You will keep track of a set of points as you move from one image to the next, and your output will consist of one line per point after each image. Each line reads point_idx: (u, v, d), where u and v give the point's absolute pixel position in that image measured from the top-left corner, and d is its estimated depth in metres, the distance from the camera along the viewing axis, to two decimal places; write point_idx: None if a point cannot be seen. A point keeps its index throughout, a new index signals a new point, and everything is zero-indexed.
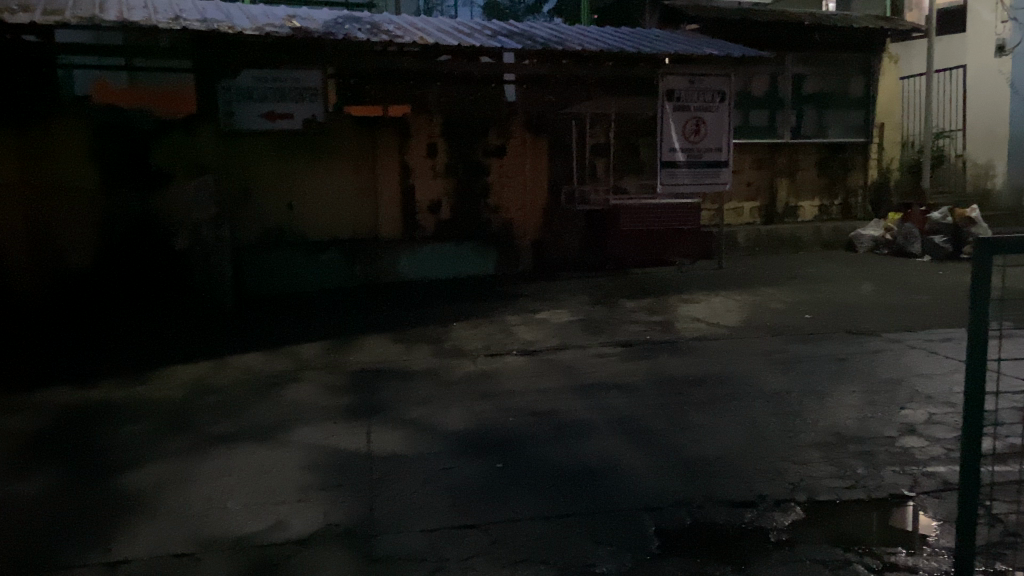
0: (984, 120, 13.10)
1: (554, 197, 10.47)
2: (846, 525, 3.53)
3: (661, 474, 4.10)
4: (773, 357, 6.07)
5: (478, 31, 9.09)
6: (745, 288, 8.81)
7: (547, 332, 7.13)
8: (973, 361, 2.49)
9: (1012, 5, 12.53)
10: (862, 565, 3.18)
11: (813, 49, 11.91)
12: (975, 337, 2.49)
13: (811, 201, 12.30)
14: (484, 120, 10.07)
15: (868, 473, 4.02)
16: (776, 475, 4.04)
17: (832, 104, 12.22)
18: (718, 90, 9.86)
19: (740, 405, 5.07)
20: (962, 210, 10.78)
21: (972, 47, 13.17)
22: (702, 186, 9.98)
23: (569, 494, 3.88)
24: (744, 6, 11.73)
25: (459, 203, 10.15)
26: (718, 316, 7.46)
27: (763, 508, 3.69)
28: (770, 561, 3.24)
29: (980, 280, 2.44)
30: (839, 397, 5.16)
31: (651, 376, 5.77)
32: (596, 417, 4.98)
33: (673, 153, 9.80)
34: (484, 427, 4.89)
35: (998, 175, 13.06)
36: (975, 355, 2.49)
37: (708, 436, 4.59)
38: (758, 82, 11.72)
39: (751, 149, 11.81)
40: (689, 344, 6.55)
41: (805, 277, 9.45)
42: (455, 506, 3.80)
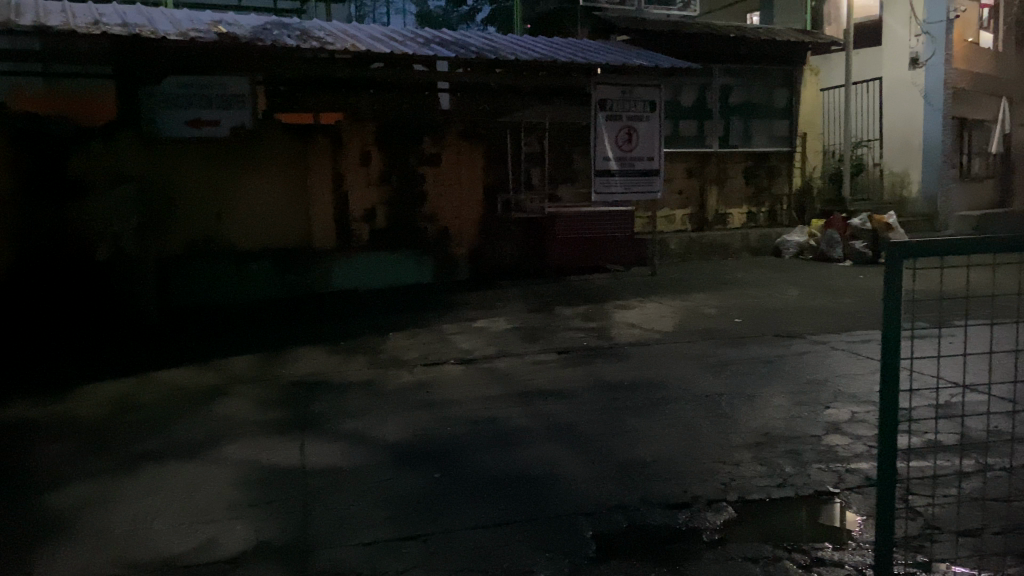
0: (900, 131, 13.69)
1: (490, 205, 10.56)
2: (776, 523, 3.62)
3: (597, 478, 4.14)
4: (705, 361, 6.23)
5: (411, 39, 9.07)
6: (678, 294, 8.97)
7: (485, 340, 7.13)
8: (884, 357, 2.60)
9: (925, 19, 13.17)
10: (790, 562, 3.26)
11: (739, 62, 12.31)
12: (890, 339, 2.58)
13: (740, 209, 12.62)
14: (419, 128, 10.05)
15: (795, 472, 4.15)
16: (708, 476, 4.13)
17: (758, 115, 12.63)
18: (649, 101, 10.08)
19: (673, 408, 5.18)
20: (881, 217, 11.33)
21: (888, 60, 13.75)
22: (635, 194, 10.14)
23: (507, 502, 3.89)
24: (671, 19, 12.05)
25: (394, 212, 10.08)
26: (651, 322, 7.59)
27: (697, 508, 3.77)
28: (702, 561, 3.29)
29: (892, 280, 2.54)
30: (768, 397, 5.32)
31: (589, 382, 5.82)
32: (534, 424, 5.01)
33: (607, 161, 9.91)
34: (421, 438, 4.85)
35: (913, 184, 13.64)
36: (888, 351, 2.59)
37: (643, 440, 4.66)
38: (687, 93, 12.05)
39: (682, 158, 12.08)
40: (626, 350, 6.63)
41: (736, 283, 9.67)
42: (393, 518, 3.75)
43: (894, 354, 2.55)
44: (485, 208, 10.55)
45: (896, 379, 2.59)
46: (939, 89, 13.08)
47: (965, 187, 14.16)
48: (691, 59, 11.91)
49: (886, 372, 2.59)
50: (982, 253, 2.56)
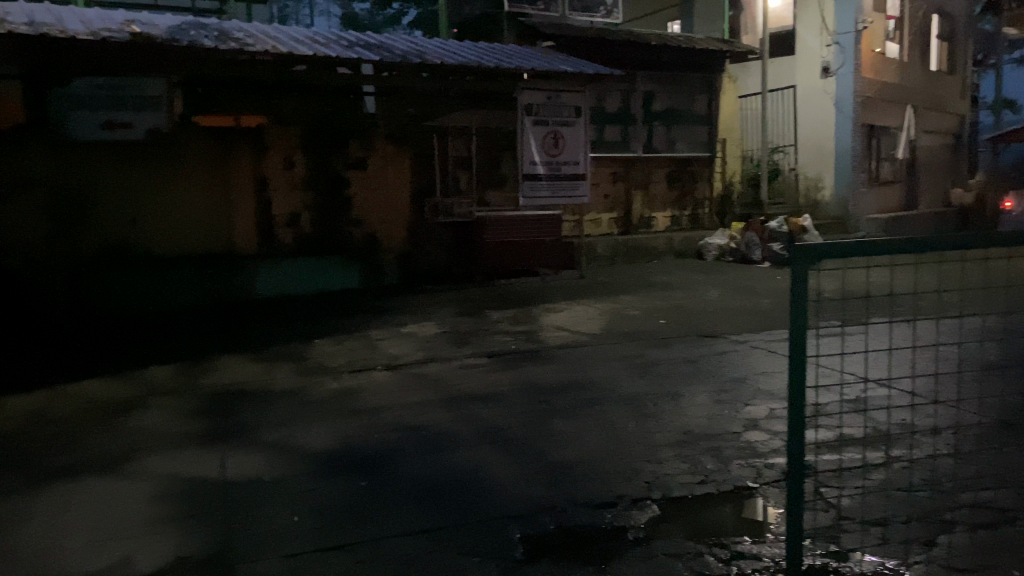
0: (814, 138, 14.27)
1: (417, 210, 10.49)
2: (701, 519, 3.71)
3: (525, 481, 4.18)
4: (632, 362, 6.33)
5: (335, 42, 8.95)
6: (605, 296, 9.10)
7: (413, 346, 7.08)
8: (791, 355, 2.68)
9: (836, 30, 13.72)
10: (711, 556, 3.35)
11: (661, 69, 12.59)
12: (797, 340, 2.67)
13: (664, 213, 12.94)
14: (344, 132, 9.93)
15: (716, 468, 4.27)
16: (633, 475, 4.20)
17: (679, 120, 12.93)
18: (574, 106, 10.21)
19: (601, 409, 5.25)
20: (796, 220, 11.87)
21: (802, 69, 14.29)
22: (562, 198, 10.22)
23: (438, 507, 3.88)
24: (596, 26, 12.24)
25: (320, 217, 9.94)
26: (579, 324, 7.68)
27: (622, 507, 3.84)
28: (627, 558, 3.35)
29: (798, 280, 2.62)
30: (691, 397, 5.44)
31: (517, 385, 5.85)
32: (462, 428, 5.00)
33: (534, 166, 10.00)
34: (347, 446, 4.78)
35: (825, 189, 14.23)
36: (793, 350, 2.68)
37: (568, 440, 4.73)
38: (611, 99, 12.26)
39: (608, 162, 12.29)
40: (554, 353, 6.68)
41: (661, 285, 9.87)
42: (318, 529, 3.69)
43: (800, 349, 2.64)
44: (413, 213, 10.47)
45: (803, 377, 2.68)
46: (849, 98, 13.70)
47: (874, 192, 14.82)
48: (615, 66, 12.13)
49: (794, 368, 2.67)
50: (884, 255, 2.65)
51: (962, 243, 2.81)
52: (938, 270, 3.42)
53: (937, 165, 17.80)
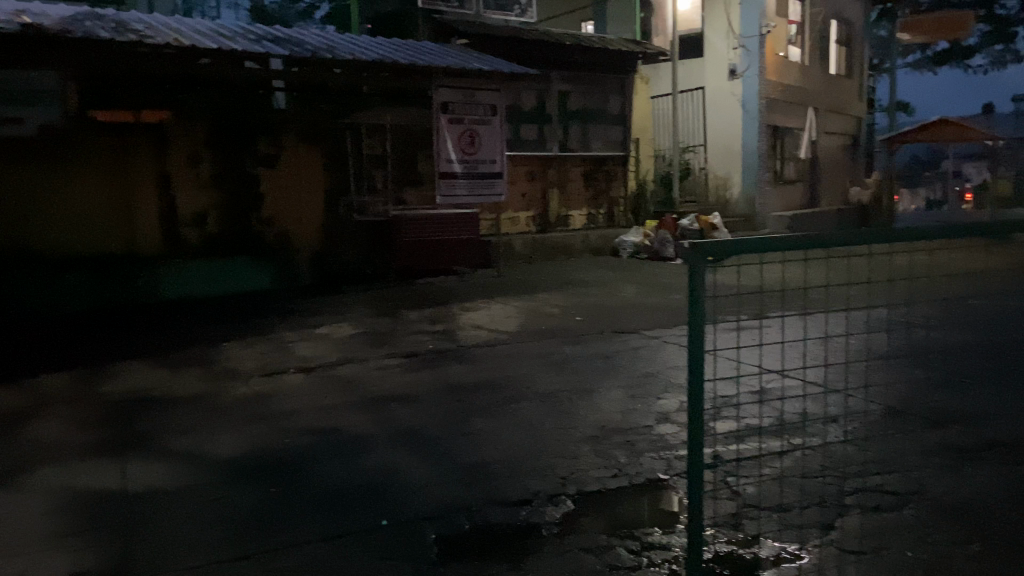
0: (722, 138, 14.72)
1: (331, 209, 10.25)
2: (617, 512, 3.76)
3: (442, 480, 4.15)
4: (548, 359, 6.38)
5: (241, 35, 8.69)
6: (522, 294, 9.15)
7: (327, 347, 6.93)
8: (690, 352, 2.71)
9: (741, 34, 14.18)
10: (623, 548, 3.40)
11: (576, 69, 12.77)
12: (694, 344, 2.67)
13: (580, 211, 13.11)
14: (253, 128, 9.64)
15: (629, 461, 4.35)
16: (548, 471, 4.23)
17: (594, 120, 13.12)
18: (489, 104, 10.23)
19: (516, 408, 5.26)
20: (707, 218, 12.23)
21: (710, 72, 14.72)
22: (478, 197, 10.20)
23: (351, 512, 3.81)
24: (510, 25, 12.32)
25: (229, 216, 9.61)
26: (496, 322, 7.70)
27: (537, 503, 3.86)
28: (542, 554, 3.36)
29: (695, 276, 2.60)
30: (605, 393, 5.52)
31: (434, 385, 5.80)
32: (377, 430, 4.93)
33: (450, 164, 9.96)
34: (259, 452, 4.64)
35: (733, 186, 14.78)
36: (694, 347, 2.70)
37: (485, 438, 4.73)
38: (527, 98, 12.33)
39: (525, 161, 12.35)
40: (470, 352, 6.66)
41: (578, 282, 9.99)
42: (225, 538, 3.57)
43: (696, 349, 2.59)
44: (326, 212, 10.22)
45: (701, 372, 2.67)
46: (755, 99, 14.17)
47: (779, 190, 15.43)
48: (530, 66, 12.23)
49: (693, 363, 2.64)
50: (783, 251, 2.70)
51: (866, 239, 2.85)
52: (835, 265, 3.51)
53: (838, 166, 18.66)
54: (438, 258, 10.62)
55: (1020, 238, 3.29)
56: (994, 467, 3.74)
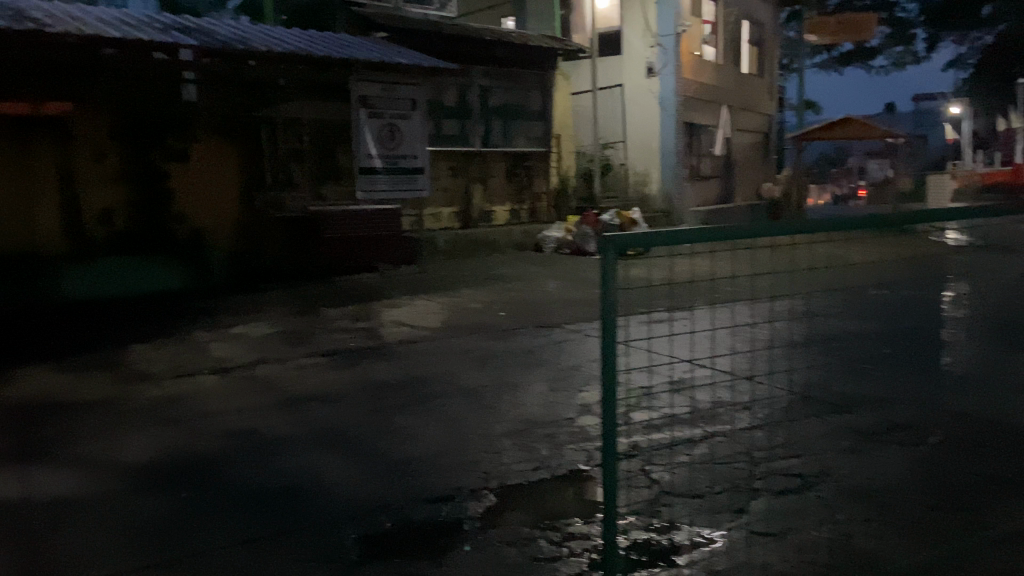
0: (641, 134, 14.96)
1: (247, 204, 10.03)
2: (542, 505, 3.78)
3: (362, 480, 4.09)
4: (472, 354, 6.38)
5: (148, 25, 8.33)
6: (446, 290, 9.11)
7: (242, 348, 6.73)
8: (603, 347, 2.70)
9: (658, 32, 14.47)
10: (544, 540, 3.42)
11: (497, 64, 12.81)
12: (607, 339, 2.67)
13: (503, 207, 13.14)
14: (163, 121, 9.29)
15: (551, 454, 4.39)
16: (471, 467, 4.22)
17: (515, 116, 13.15)
18: (409, 99, 10.16)
19: (439, 404, 5.23)
20: (626, 214, 12.39)
21: (628, 69, 14.96)
22: (400, 192, 10.12)
23: (270, 515, 3.71)
24: (430, 18, 12.25)
25: (137, 214, 9.26)
26: (420, 318, 7.64)
27: (459, 498, 3.85)
28: (463, 550, 3.35)
29: (606, 271, 2.60)
30: (529, 387, 5.54)
31: (354, 384, 5.70)
32: (296, 431, 4.82)
33: (370, 159, 9.83)
34: (171, 456, 4.47)
35: (653, 182, 14.91)
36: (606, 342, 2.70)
37: (408, 436, 4.68)
38: (448, 93, 12.27)
39: (447, 156, 12.31)
40: (393, 349, 6.59)
41: (501, 278, 10.00)
42: (137, 547, 3.41)
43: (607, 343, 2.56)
44: (241, 208, 9.99)
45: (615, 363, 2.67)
46: (671, 97, 14.48)
47: (695, 186, 15.86)
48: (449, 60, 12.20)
49: (606, 355, 2.66)
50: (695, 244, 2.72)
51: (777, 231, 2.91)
52: (744, 257, 3.60)
53: (751, 163, 19.31)
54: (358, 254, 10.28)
55: (915, 229, 3.45)
56: (893, 449, 3.93)
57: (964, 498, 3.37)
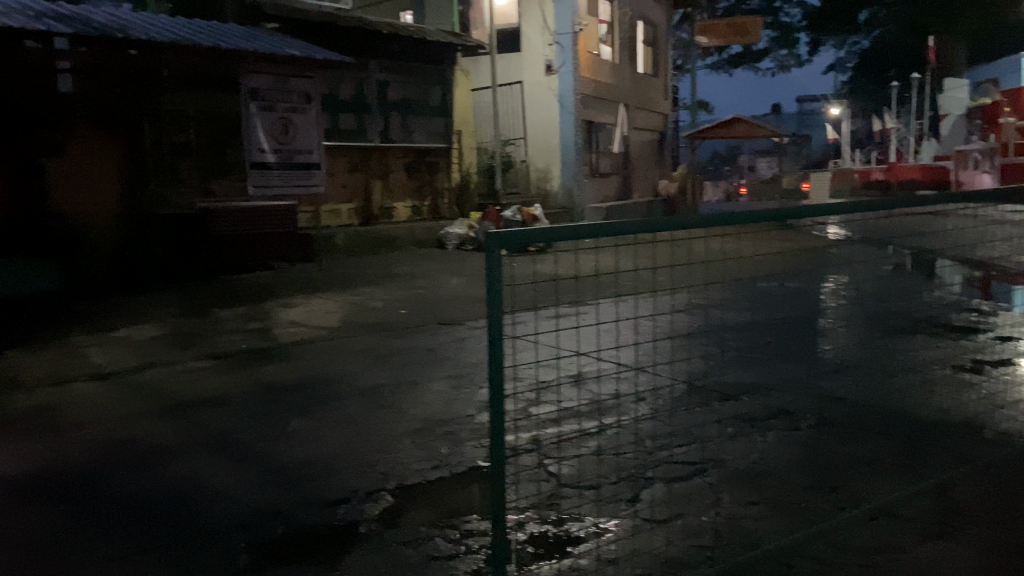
0: (540, 132, 15.09)
1: (131, 201, 9.49)
2: (441, 502, 3.75)
3: (253, 487, 3.94)
4: (372, 353, 6.27)
5: (16, 11, 7.78)
6: (345, 289, 8.94)
7: (126, 352, 6.40)
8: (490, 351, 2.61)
9: (556, 31, 14.67)
10: (441, 538, 3.40)
11: (394, 59, 12.70)
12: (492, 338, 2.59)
13: (404, 203, 13.00)
14: (37, 112, 8.76)
15: (450, 451, 4.35)
16: (368, 467, 4.15)
17: (415, 111, 13.05)
18: (303, 92, 9.92)
19: (335, 405, 5.12)
20: (528, 210, 12.46)
21: (526, 66, 15.07)
22: (295, 187, 9.93)
23: (154, 525, 3.54)
24: (324, 10, 12.01)
25: (10, 211, 8.68)
26: (317, 318, 7.45)
27: (356, 501, 3.77)
28: (359, 552, 3.29)
29: (492, 270, 2.51)
30: (429, 384, 5.50)
31: (245, 387, 5.51)
32: (182, 438, 4.60)
33: (262, 154, 9.62)
34: (45, 469, 4.18)
35: (553, 179, 15.06)
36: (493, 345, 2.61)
37: (303, 439, 4.56)
38: (345, 87, 12.06)
39: (344, 152, 12.09)
40: (289, 350, 6.40)
41: (403, 275, 9.90)
42: (8, 566, 3.18)
43: (497, 341, 2.55)
44: (125, 204, 9.44)
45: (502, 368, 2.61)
46: (570, 94, 14.71)
47: (595, 182, 16.18)
48: (344, 53, 12.04)
49: (493, 361, 2.60)
50: (586, 241, 2.73)
51: (664, 227, 2.95)
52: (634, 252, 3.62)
53: (647, 159, 19.88)
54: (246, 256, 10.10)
55: (795, 224, 3.59)
56: (775, 433, 4.12)
57: (837, 476, 3.57)
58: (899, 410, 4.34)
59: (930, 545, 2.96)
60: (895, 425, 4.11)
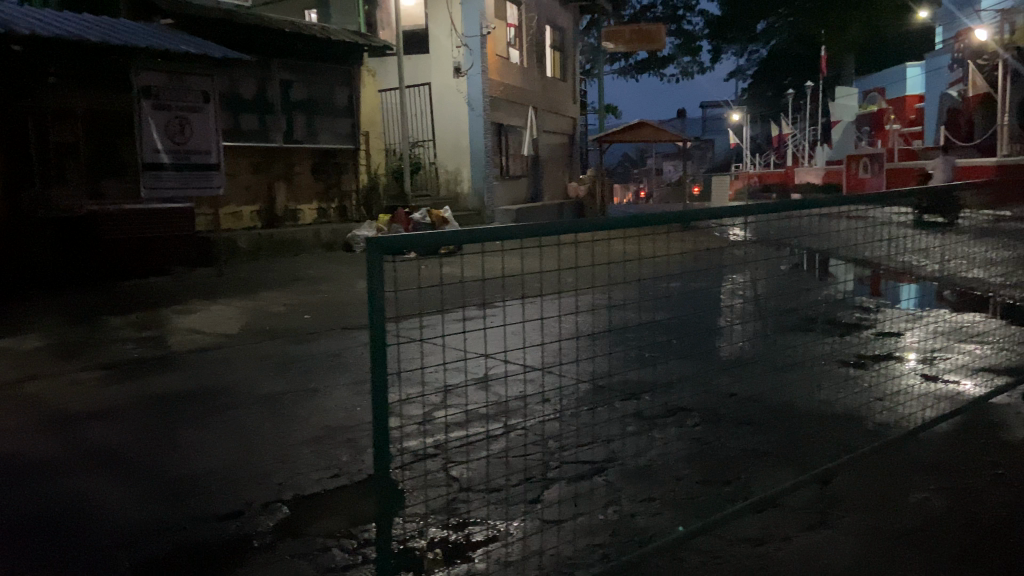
0: (451, 135, 15.05)
1: (14, 203, 8.92)
2: (338, 512, 3.64)
3: (139, 503, 3.75)
4: (273, 360, 6.09)
5: None
6: (247, 293, 8.66)
7: (4, 364, 5.99)
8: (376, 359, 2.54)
9: (464, 33, 14.64)
10: (338, 548, 3.30)
11: (297, 59, 12.41)
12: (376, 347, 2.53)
13: (310, 205, 12.97)
14: None
15: (350, 459, 4.26)
16: (264, 478, 4.02)
17: (320, 111, 12.79)
18: (200, 91, 9.60)
19: (232, 414, 4.94)
20: (438, 213, 12.39)
21: (436, 68, 15.00)
22: (191, 190, 9.57)
23: (30, 545, 3.33)
24: (221, 6, 11.64)
25: None
26: (215, 325, 7.19)
27: (250, 514, 3.63)
28: (250, 566, 3.17)
29: (373, 276, 2.43)
30: (332, 391, 5.39)
31: (135, 398, 5.25)
32: (66, 453, 4.35)
33: (157, 154, 9.20)
34: None
35: (464, 182, 15.09)
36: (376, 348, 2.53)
37: (194, 451, 4.37)
38: (245, 85, 11.67)
39: (245, 153, 11.91)
40: (183, 358, 6.15)
41: (308, 279, 9.69)
42: None
43: (381, 348, 2.50)
44: (7, 206, 8.86)
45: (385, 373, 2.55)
46: (479, 96, 14.71)
47: (505, 184, 16.26)
48: (243, 51, 11.68)
49: (376, 372, 2.53)
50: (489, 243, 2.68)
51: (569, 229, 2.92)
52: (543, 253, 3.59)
53: (557, 162, 20.19)
54: (136, 260, 9.82)
55: (698, 225, 3.66)
56: (673, 430, 4.23)
57: (729, 470, 3.68)
58: (785, 404, 4.53)
59: (812, 534, 3.07)
60: (783, 419, 4.28)
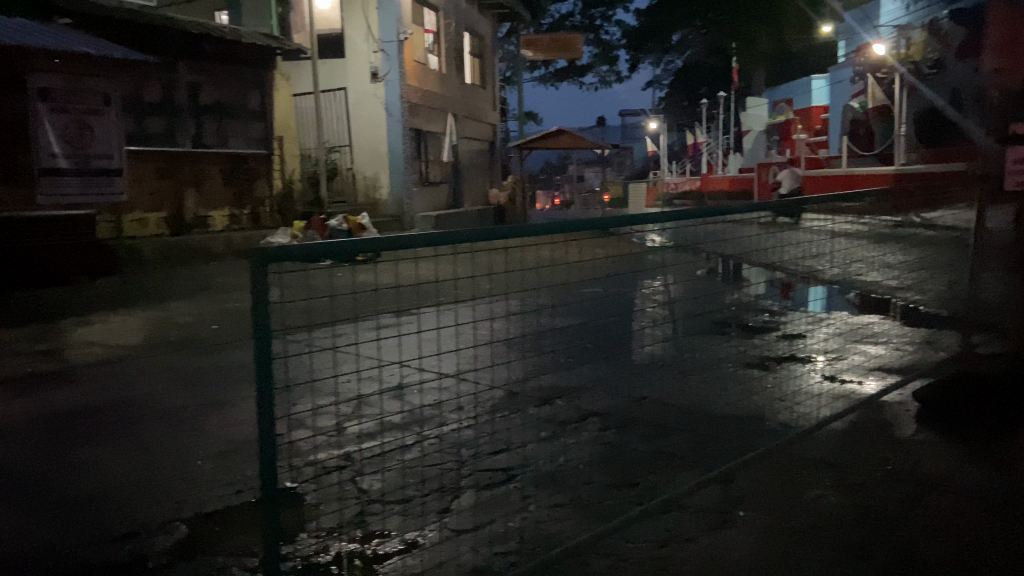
0: (368, 139, 14.85)
1: None
2: (241, 529, 3.52)
3: (25, 525, 3.54)
4: (178, 372, 5.88)
5: None
6: (152, 303, 8.33)
7: None
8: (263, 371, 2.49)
9: (380, 38, 14.54)
10: (238, 566, 3.17)
11: (207, 61, 12.13)
12: (263, 357, 2.49)
13: (220, 211, 12.49)
14: None
15: (255, 474, 4.13)
16: (163, 497, 3.85)
17: (230, 115, 12.53)
18: (102, 95, 10.02)
19: (134, 429, 4.75)
20: (356, 219, 12.21)
21: (353, 73, 14.78)
22: (90, 194, 9.98)
23: None
24: (124, 6, 11.30)
25: None
26: (116, 337, 6.89)
27: (146, 534, 3.47)
28: None
29: (258, 287, 2.38)
30: (240, 403, 5.23)
31: (26, 414, 4.99)
32: None
33: (55, 158, 9.50)
34: None
35: (383, 187, 14.87)
36: (263, 355, 2.48)
37: (89, 469, 4.16)
38: (151, 88, 11.33)
39: (151, 157, 11.39)
40: (79, 372, 5.88)
41: (217, 287, 9.41)
42: None
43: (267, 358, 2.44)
44: None
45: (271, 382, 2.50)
46: (396, 102, 14.63)
47: (425, 190, 16.18)
48: (148, 53, 11.36)
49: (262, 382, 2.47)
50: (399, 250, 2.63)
51: (485, 236, 2.87)
52: (459, 259, 3.54)
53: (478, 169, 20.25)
54: (39, 272, 9.12)
55: (621, 231, 3.67)
56: (586, 435, 4.26)
57: (635, 473, 3.73)
58: (690, 405, 4.64)
59: (714, 532, 3.15)
60: (687, 420, 4.37)
